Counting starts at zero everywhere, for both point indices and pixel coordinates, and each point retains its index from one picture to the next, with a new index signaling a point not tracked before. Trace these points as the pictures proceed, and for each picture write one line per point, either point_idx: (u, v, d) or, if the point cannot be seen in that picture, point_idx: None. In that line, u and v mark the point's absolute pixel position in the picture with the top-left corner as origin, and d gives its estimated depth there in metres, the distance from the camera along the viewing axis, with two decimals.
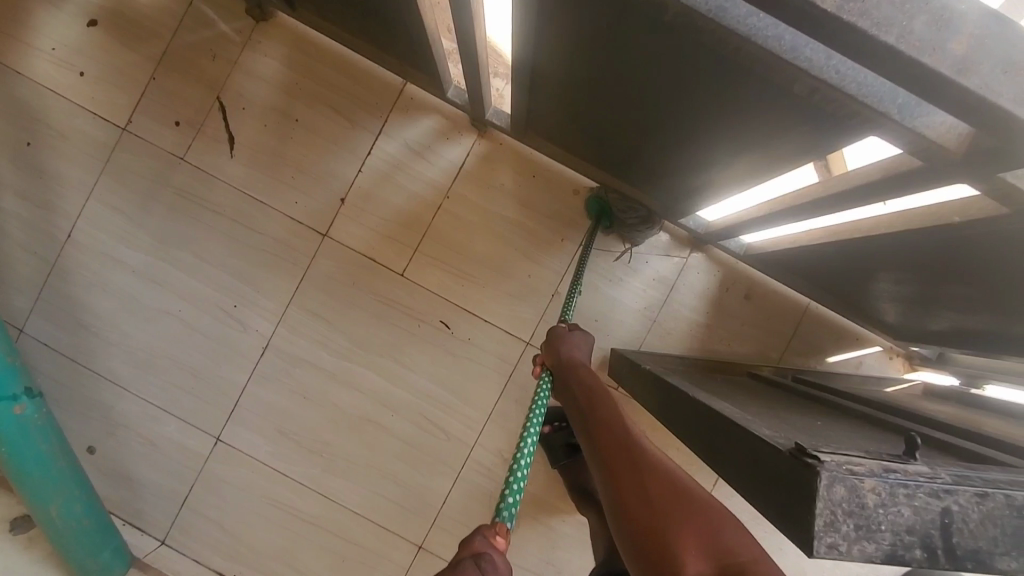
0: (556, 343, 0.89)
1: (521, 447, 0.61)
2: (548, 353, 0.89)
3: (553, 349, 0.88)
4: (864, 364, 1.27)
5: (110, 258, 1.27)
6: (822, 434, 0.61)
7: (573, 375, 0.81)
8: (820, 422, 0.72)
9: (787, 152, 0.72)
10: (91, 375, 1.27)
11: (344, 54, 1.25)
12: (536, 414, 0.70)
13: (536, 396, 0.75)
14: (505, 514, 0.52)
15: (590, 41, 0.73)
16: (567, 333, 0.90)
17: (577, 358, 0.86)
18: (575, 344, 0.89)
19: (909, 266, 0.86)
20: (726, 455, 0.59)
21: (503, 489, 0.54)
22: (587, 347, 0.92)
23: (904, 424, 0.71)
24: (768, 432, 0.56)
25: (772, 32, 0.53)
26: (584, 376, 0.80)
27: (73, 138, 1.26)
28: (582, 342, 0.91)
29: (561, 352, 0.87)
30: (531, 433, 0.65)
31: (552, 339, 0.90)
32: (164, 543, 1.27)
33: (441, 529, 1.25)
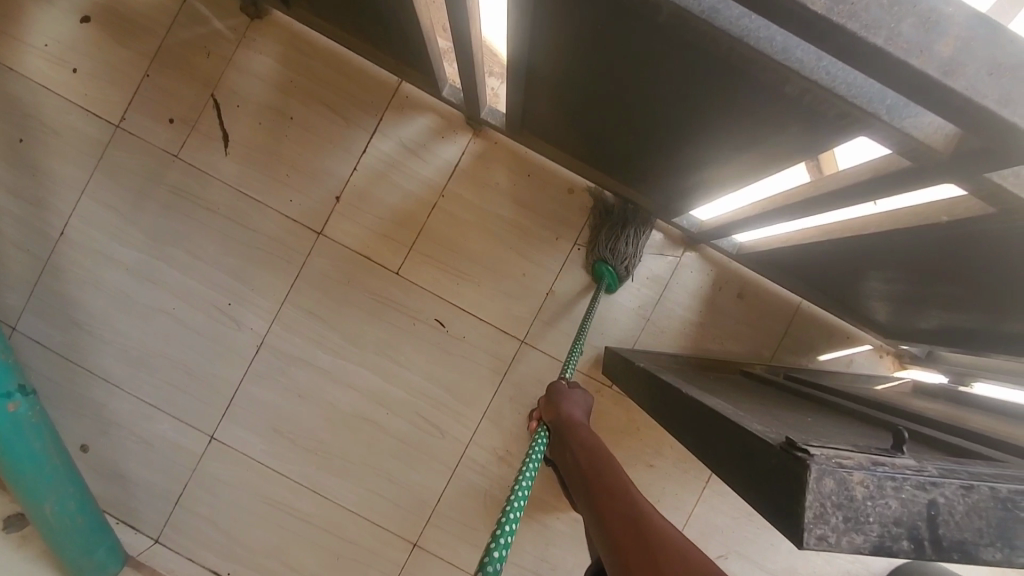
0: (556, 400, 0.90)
1: (513, 494, 0.60)
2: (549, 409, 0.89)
3: (553, 405, 0.89)
4: (855, 362, 1.29)
5: (103, 256, 1.26)
6: (813, 430, 0.62)
7: (572, 433, 0.80)
8: (811, 418, 0.73)
9: (778, 151, 0.73)
10: (84, 373, 1.27)
11: (339, 52, 1.25)
12: (530, 464, 0.69)
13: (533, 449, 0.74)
14: (490, 568, 0.50)
15: (584, 41, 0.74)
16: (567, 390, 0.92)
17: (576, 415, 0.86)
18: (574, 403, 0.89)
19: (898, 265, 0.88)
20: (719, 451, 0.60)
21: (490, 539, 0.52)
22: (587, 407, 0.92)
23: (893, 420, 0.72)
24: (759, 428, 0.57)
25: (764, 33, 0.54)
26: (582, 433, 0.78)
27: (66, 135, 1.25)
28: (582, 402, 0.91)
29: (561, 409, 0.87)
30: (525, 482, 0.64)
31: (554, 396, 0.92)
32: (157, 541, 1.26)
33: (435, 526, 1.25)
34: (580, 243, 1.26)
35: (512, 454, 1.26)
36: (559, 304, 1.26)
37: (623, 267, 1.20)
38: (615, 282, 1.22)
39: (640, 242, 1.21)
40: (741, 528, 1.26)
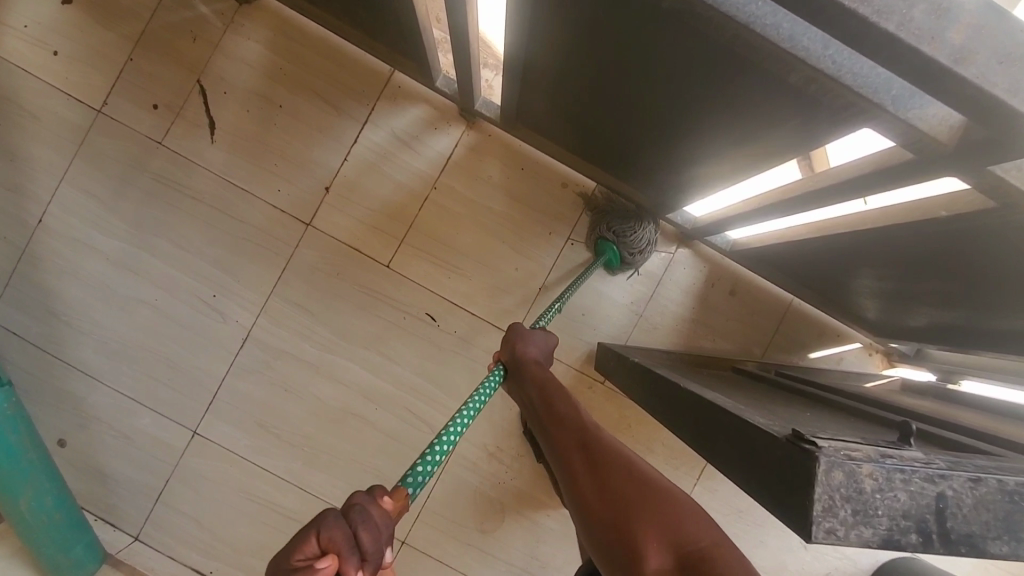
0: (511, 340, 0.85)
1: (447, 427, 0.56)
2: (504, 349, 0.85)
3: (508, 345, 0.84)
4: (845, 360, 1.29)
5: (83, 244, 1.22)
6: (814, 423, 0.62)
7: (529, 375, 0.78)
8: (808, 413, 0.73)
9: (779, 145, 0.72)
10: (62, 366, 1.23)
11: (330, 40, 1.22)
12: (476, 400, 0.65)
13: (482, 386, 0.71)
14: (409, 481, 0.48)
15: (583, 29, 0.72)
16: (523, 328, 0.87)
17: (531, 351, 0.84)
18: (532, 341, 0.86)
19: (893, 262, 0.88)
20: (720, 444, 0.59)
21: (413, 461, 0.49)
22: (547, 345, 0.88)
23: (888, 414, 0.72)
24: (762, 420, 0.56)
25: (771, 20, 0.53)
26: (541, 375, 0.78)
27: (44, 119, 1.21)
28: (540, 339, 0.87)
29: (516, 347, 0.84)
30: (464, 418, 0.61)
31: (509, 336, 0.87)
32: (137, 539, 1.23)
33: (424, 523, 1.24)
34: (574, 239, 1.25)
35: (503, 450, 1.25)
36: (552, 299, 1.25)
37: (630, 252, 1.20)
38: (617, 263, 1.22)
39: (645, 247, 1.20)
40: (731, 524, 1.26)
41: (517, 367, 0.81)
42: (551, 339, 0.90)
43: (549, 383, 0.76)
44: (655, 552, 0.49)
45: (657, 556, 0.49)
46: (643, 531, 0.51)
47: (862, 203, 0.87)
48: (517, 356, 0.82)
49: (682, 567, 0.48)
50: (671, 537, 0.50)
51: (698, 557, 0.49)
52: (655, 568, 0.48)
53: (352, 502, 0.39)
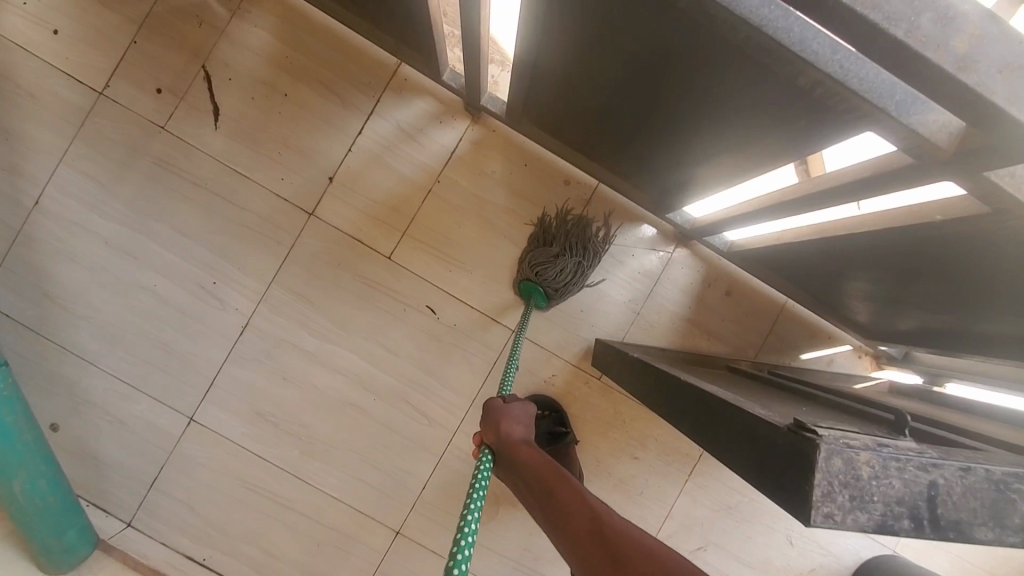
0: (493, 418, 0.74)
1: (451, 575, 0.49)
2: (487, 429, 0.74)
3: (490, 425, 0.73)
4: (835, 362, 1.33)
5: (81, 228, 1.22)
6: (812, 416, 0.63)
7: (519, 456, 0.67)
8: (805, 408, 0.75)
9: (783, 148, 0.75)
10: (56, 348, 1.22)
11: (337, 30, 1.22)
12: (471, 518, 0.55)
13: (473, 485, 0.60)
14: None
15: (594, 28, 0.74)
16: (504, 403, 0.76)
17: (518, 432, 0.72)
18: (516, 416, 0.75)
19: (885, 266, 0.90)
20: (719, 435, 0.61)
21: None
22: (528, 416, 0.78)
23: (880, 410, 0.74)
24: (763, 412, 0.58)
25: (782, 23, 0.54)
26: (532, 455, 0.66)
27: (44, 100, 1.20)
28: (522, 412, 0.77)
29: (500, 427, 0.72)
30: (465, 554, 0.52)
31: (489, 414, 0.76)
32: (129, 525, 1.22)
33: (419, 514, 1.25)
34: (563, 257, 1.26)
35: None
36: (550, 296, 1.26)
37: (555, 290, 1.20)
38: (546, 302, 1.23)
39: (576, 267, 1.19)
40: (720, 520, 1.29)
41: (505, 451, 0.69)
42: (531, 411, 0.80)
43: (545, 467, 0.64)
44: None
45: None
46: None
47: (856, 208, 0.90)
48: (503, 438, 0.71)
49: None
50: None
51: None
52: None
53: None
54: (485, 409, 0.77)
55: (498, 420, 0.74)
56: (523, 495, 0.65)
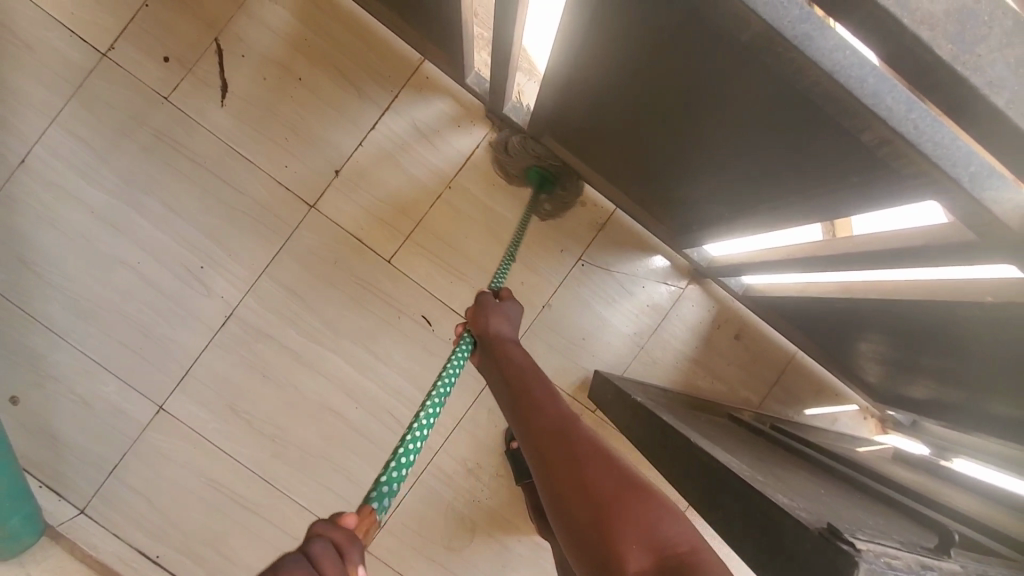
0: (483, 313, 0.77)
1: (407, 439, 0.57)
2: (473, 322, 0.78)
3: (478, 318, 0.77)
4: (839, 421, 1.28)
5: (67, 192, 1.15)
6: (833, 506, 0.58)
7: (500, 357, 0.71)
8: (823, 488, 0.68)
9: (826, 201, 0.69)
10: (25, 318, 1.14)
11: (363, 18, 1.16)
12: (431, 405, 0.63)
13: (437, 388, 0.66)
14: (375, 502, 0.50)
15: (642, 50, 0.68)
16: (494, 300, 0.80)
17: (504, 332, 0.76)
18: (503, 314, 0.79)
19: (913, 339, 0.85)
20: (726, 515, 0.55)
21: (380, 474, 0.52)
22: (517, 315, 0.81)
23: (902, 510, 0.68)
24: (786, 500, 0.52)
25: (856, 72, 0.47)
26: (515, 354, 0.71)
27: (43, 55, 1.13)
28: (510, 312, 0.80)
29: (488, 324, 0.76)
30: (422, 430, 0.60)
31: (478, 308, 0.79)
32: (83, 512, 1.15)
33: (389, 534, 1.18)
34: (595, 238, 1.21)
35: (482, 467, 1.20)
36: (586, 272, 1.21)
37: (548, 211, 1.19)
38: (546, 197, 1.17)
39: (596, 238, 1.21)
40: None
41: (488, 342, 0.74)
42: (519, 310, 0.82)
43: (524, 368, 0.68)
44: (631, 551, 0.46)
45: (637, 556, 0.45)
46: (623, 537, 0.47)
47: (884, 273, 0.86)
48: (489, 334, 0.75)
49: (660, 568, 0.45)
50: (649, 540, 0.47)
51: (676, 563, 0.45)
52: (635, 568, 0.45)
53: (311, 535, 0.38)
54: (473, 304, 0.80)
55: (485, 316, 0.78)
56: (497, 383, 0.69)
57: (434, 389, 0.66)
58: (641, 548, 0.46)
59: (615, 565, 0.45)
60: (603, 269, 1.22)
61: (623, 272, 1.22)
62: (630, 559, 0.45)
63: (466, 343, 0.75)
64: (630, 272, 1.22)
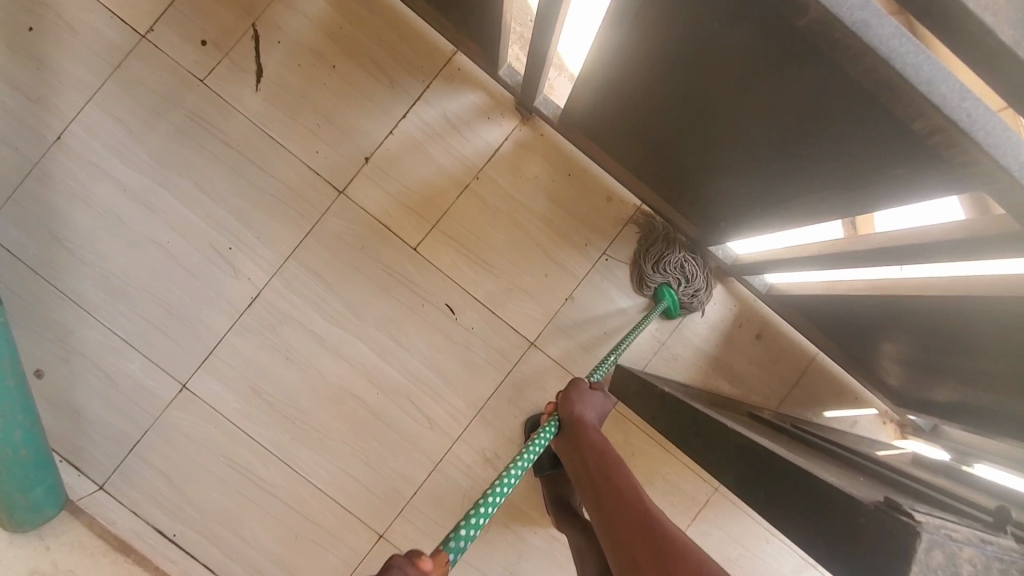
0: (571, 395, 0.78)
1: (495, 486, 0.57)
2: (561, 406, 0.77)
3: (567, 401, 0.77)
4: (858, 424, 1.28)
5: (100, 170, 1.16)
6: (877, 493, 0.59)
7: (587, 446, 0.69)
8: (860, 480, 0.69)
9: (865, 194, 0.70)
10: (53, 293, 1.16)
11: (397, 8, 1.18)
12: (523, 461, 0.62)
13: (527, 448, 0.66)
14: (450, 546, 0.49)
15: (687, 40, 0.69)
16: (585, 387, 0.79)
17: (594, 420, 0.74)
18: (592, 403, 0.78)
19: (940, 337, 0.85)
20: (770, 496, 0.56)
21: (460, 518, 0.51)
22: (606, 410, 0.80)
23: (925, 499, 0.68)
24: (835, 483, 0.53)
25: (913, 58, 0.48)
26: (602, 446, 0.69)
27: (83, 35, 1.15)
28: (599, 404, 0.79)
29: (577, 408, 0.75)
30: (507, 484, 0.58)
31: (568, 392, 0.79)
32: (101, 488, 1.15)
33: (406, 521, 1.18)
34: (621, 235, 1.22)
35: (500, 458, 1.20)
36: (609, 267, 1.22)
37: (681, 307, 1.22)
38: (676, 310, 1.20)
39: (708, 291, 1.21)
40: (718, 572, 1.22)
41: (575, 427, 0.73)
42: (607, 405, 0.81)
43: (614, 467, 0.65)
44: None
45: None
46: None
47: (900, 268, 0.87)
48: (577, 420, 0.74)
49: None
50: None
51: None
52: None
53: (388, 565, 0.41)
54: (563, 388, 0.80)
55: (573, 402, 0.77)
56: (583, 481, 0.66)
57: (524, 448, 0.66)
58: None
59: None
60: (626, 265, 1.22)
61: None
62: None
63: (553, 425, 0.74)
64: None
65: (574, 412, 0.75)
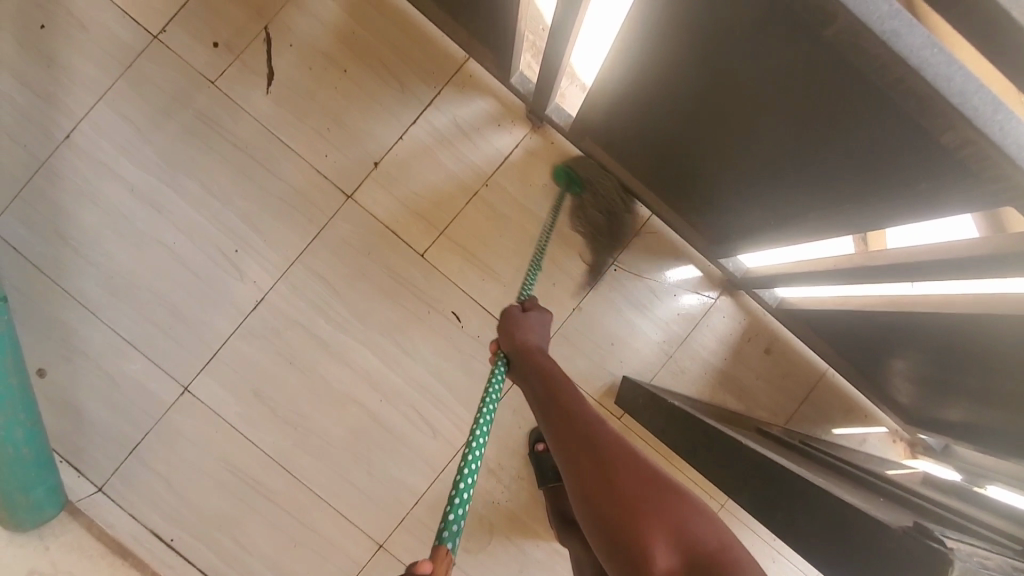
0: (511, 328, 0.82)
1: (463, 467, 0.59)
2: (503, 337, 0.82)
3: (508, 333, 0.81)
4: (868, 442, 1.26)
5: (108, 169, 1.16)
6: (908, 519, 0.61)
7: (530, 370, 0.75)
8: (883, 504, 0.70)
9: (885, 210, 0.69)
10: (57, 291, 1.15)
11: (410, 14, 1.18)
12: (484, 418, 0.67)
13: (483, 406, 0.69)
14: (446, 537, 0.53)
15: (706, 49, 0.68)
16: (521, 313, 0.84)
17: (534, 343, 0.80)
18: (530, 325, 0.83)
19: (956, 358, 0.83)
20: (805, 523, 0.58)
21: (445, 509, 0.54)
22: (545, 325, 0.85)
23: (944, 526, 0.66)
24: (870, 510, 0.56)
25: (944, 70, 0.47)
26: (545, 366, 0.75)
27: (95, 34, 1.15)
28: (538, 322, 0.84)
29: (517, 337, 0.80)
30: (478, 441, 0.63)
31: (507, 322, 0.83)
32: (100, 490, 1.14)
33: (407, 531, 1.16)
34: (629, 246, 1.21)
35: (504, 468, 1.18)
36: (617, 276, 1.21)
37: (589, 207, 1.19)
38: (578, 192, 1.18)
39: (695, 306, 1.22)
40: None
41: (519, 354, 0.78)
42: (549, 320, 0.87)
43: (556, 382, 0.72)
44: (661, 550, 0.52)
45: (665, 554, 0.52)
46: (653, 535, 0.53)
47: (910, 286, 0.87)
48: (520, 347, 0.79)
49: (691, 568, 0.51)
50: (679, 539, 0.53)
51: (706, 558, 0.52)
52: (665, 566, 0.51)
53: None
54: (502, 316, 0.85)
55: (514, 329, 0.82)
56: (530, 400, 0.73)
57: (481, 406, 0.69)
58: (670, 546, 0.53)
59: (647, 567, 0.51)
60: (634, 276, 1.21)
61: (655, 278, 1.21)
62: (659, 557, 0.51)
63: (501, 363, 0.79)
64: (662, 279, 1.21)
65: (516, 341, 0.79)
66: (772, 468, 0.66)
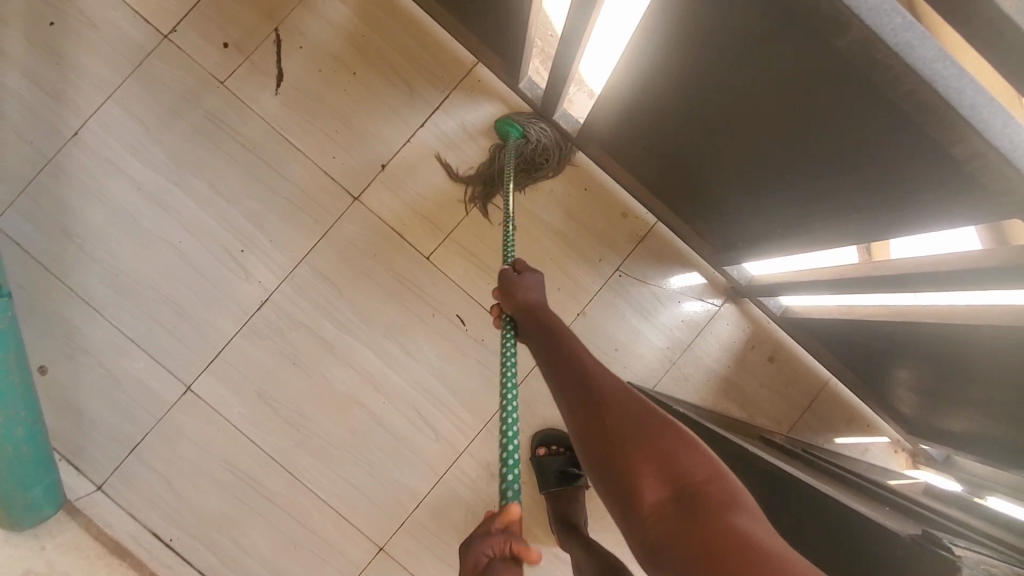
0: (506, 282, 0.73)
1: (506, 445, 0.55)
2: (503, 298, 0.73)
3: (505, 291, 0.72)
4: (870, 452, 1.26)
5: (115, 167, 1.16)
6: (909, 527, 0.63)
7: (528, 326, 0.68)
8: (886, 512, 0.71)
9: (892, 220, 0.69)
10: (61, 288, 1.15)
11: (420, 17, 1.18)
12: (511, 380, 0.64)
13: (506, 370, 0.65)
14: (510, 495, 0.51)
15: (718, 57, 0.69)
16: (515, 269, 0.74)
17: (536, 297, 0.70)
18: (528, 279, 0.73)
19: (957, 369, 0.84)
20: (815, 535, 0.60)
21: (502, 472, 0.53)
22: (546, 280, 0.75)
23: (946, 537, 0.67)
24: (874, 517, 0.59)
25: (955, 82, 0.47)
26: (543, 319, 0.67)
27: (106, 32, 1.15)
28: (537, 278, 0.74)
29: (516, 294, 0.71)
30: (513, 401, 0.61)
31: (501, 282, 0.74)
32: (100, 489, 1.13)
33: (407, 534, 1.16)
34: (634, 252, 1.21)
35: None
36: (622, 282, 1.21)
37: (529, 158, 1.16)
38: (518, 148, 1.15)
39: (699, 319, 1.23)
40: None
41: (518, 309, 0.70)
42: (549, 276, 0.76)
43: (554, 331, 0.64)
44: (648, 484, 0.46)
45: (653, 487, 0.46)
46: (640, 470, 0.47)
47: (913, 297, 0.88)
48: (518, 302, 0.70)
49: (677, 500, 0.44)
50: (668, 472, 0.46)
51: (697, 493, 0.45)
52: (654, 500, 0.45)
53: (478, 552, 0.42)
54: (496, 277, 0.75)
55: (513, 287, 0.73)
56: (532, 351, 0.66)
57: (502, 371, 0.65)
58: (658, 480, 0.46)
59: (635, 504, 0.46)
60: (639, 282, 1.21)
61: (660, 285, 1.22)
62: (647, 491, 0.45)
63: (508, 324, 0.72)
64: (666, 286, 1.22)
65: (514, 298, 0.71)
66: (777, 476, 0.67)
